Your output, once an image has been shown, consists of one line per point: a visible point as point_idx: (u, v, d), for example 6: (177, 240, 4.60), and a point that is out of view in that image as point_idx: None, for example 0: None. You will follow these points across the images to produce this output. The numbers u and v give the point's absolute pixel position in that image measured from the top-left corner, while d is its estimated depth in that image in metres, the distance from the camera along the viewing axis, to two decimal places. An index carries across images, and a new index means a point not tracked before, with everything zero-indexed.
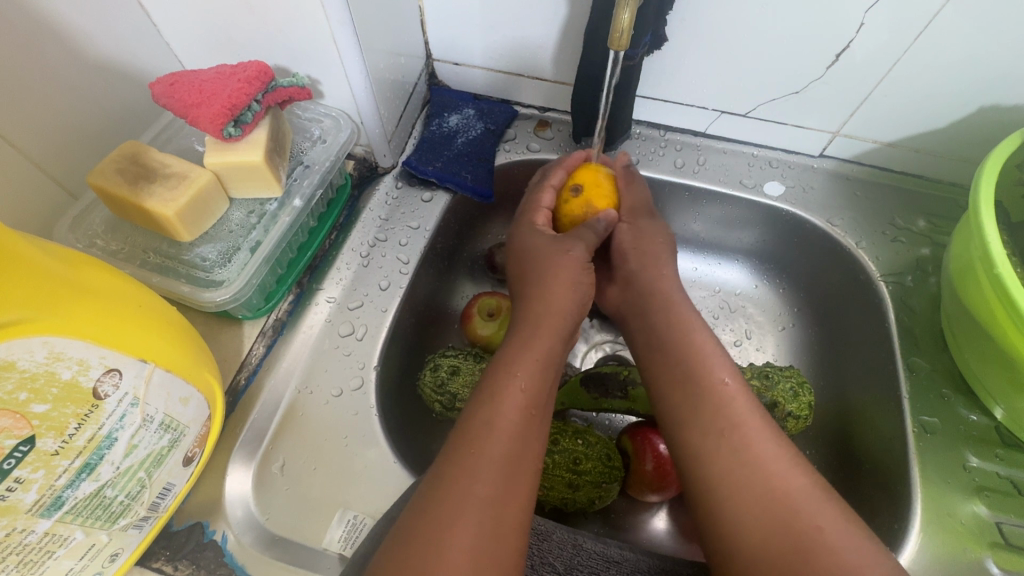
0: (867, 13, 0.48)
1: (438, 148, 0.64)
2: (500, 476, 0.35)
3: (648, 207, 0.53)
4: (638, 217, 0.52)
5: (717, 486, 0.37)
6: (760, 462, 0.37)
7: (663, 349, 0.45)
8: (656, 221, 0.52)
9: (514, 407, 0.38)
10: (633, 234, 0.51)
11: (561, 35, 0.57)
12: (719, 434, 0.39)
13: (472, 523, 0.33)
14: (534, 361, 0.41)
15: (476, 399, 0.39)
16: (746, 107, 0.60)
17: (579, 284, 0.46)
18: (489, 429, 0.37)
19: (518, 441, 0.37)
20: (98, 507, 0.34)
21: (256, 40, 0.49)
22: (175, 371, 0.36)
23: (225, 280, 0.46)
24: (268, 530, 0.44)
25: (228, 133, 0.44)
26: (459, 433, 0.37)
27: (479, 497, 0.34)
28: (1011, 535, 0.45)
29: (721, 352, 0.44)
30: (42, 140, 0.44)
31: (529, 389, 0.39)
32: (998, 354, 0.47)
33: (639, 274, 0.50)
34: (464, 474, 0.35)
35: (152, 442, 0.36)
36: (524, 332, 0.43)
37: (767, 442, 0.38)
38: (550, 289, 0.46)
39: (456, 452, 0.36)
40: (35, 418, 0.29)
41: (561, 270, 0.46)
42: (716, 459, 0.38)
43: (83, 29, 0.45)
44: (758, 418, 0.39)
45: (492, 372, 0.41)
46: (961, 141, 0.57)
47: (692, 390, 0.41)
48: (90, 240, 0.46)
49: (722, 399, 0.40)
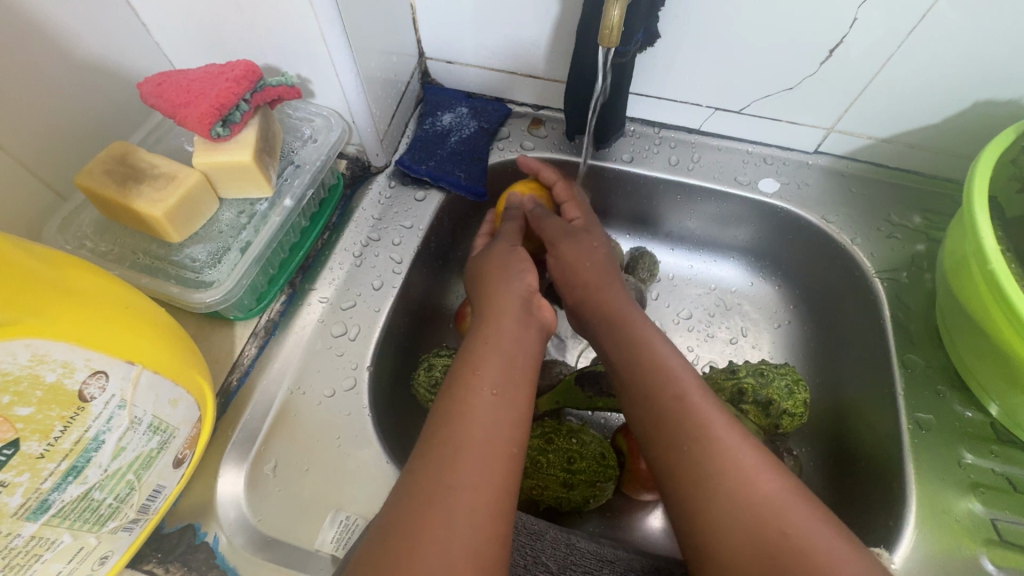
0: (861, 8, 0.48)
1: (431, 147, 0.63)
2: (469, 461, 0.35)
3: (571, 229, 0.54)
4: (560, 243, 0.54)
5: (688, 500, 0.37)
6: (728, 469, 0.36)
7: (623, 363, 0.45)
8: (581, 241, 0.53)
9: (476, 393, 0.38)
10: (565, 266, 0.53)
11: (554, 32, 0.57)
12: (684, 445, 0.38)
13: (445, 511, 0.33)
14: (494, 349, 0.42)
15: (439, 395, 0.40)
16: (740, 104, 0.60)
17: (512, 280, 0.48)
18: (452, 419, 0.37)
19: (485, 422, 0.37)
20: (86, 509, 0.34)
21: (246, 39, 0.49)
22: (163, 373, 0.36)
23: (214, 280, 0.46)
24: (260, 531, 0.44)
25: (216, 133, 0.44)
26: (426, 430, 0.37)
27: (450, 485, 0.34)
28: (1007, 532, 0.45)
29: (682, 359, 0.43)
30: (29, 142, 0.43)
31: (489, 373, 0.40)
32: (993, 351, 0.47)
33: (583, 303, 0.51)
34: (434, 468, 0.35)
35: (140, 444, 0.36)
36: (481, 328, 0.44)
37: (735, 446, 0.37)
38: (495, 292, 0.47)
39: (423, 448, 0.36)
40: (20, 421, 0.29)
41: (503, 269, 0.49)
42: (685, 472, 0.38)
43: (71, 29, 0.44)
44: (723, 424, 0.39)
45: (453, 366, 0.41)
46: (956, 136, 0.56)
47: (653, 403, 0.41)
48: (79, 242, 0.46)
49: (685, 408, 0.40)
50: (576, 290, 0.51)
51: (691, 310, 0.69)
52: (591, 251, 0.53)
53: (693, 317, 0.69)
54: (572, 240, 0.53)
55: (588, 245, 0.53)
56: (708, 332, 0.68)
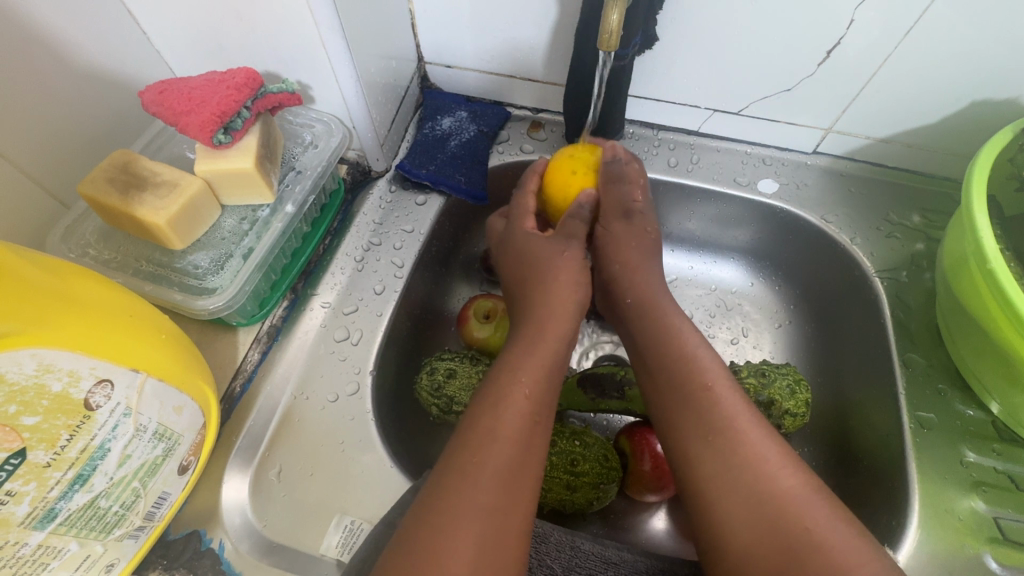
0: (857, 10, 0.48)
1: (431, 150, 0.64)
2: (502, 483, 0.35)
3: (630, 206, 0.51)
4: (610, 219, 0.51)
5: (706, 491, 0.37)
6: (750, 462, 0.37)
7: (648, 352, 0.45)
8: (634, 224, 0.51)
9: (513, 412, 0.38)
10: (610, 242, 0.51)
11: (552, 36, 0.57)
12: (709, 436, 0.39)
13: (472, 530, 0.33)
14: (539, 367, 0.41)
15: (478, 403, 0.39)
16: (738, 105, 0.60)
17: (579, 284, 0.47)
18: (492, 435, 0.37)
19: (522, 448, 0.37)
20: (92, 518, 0.34)
21: (248, 46, 0.49)
22: (168, 380, 0.36)
23: (217, 287, 0.46)
24: (265, 536, 0.44)
25: (218, 141, 0.44)
26: (460, 440, 0.37)
27: (481, 505, 0.34)
28: (1009, 530, 0.45)
29: (710, 350, 0.43)
30: (33, 152, 0.44)
31: (528, 394, 0.39)
32: (994, 350, 0.47)
33: (618, 278, 0.50)
34: (466, 480, 0.35)
35: (145, 451, 0.36)
36: (528, 336, 0.44)
37: (757, 441, 0.38)
38: (552, 290, 0.47)
39: (457, 458, 0.36)
40: (26, 430, 0.29)
41: (560, 268, 0.48)
42: (705, 461, 0.38)
43: (71, 36, 0.44)
44: (747, 418, 0.39)
45: (495, 376, 0.41)
46: (953, 135, 0.57)
47: (676, 394, 0.41)
48: (82, 250, 0.46)
49: (709, 399, 0.40)
50: (616, 267, 0.50)
51: (692, 311, 0.70)
52: (642, 235, 0.51)
53: (694, 318, 0.69)
54: (626, 219, 0.51)
55: (640, 229, 0.51)
56: (709, 333, 0.68)
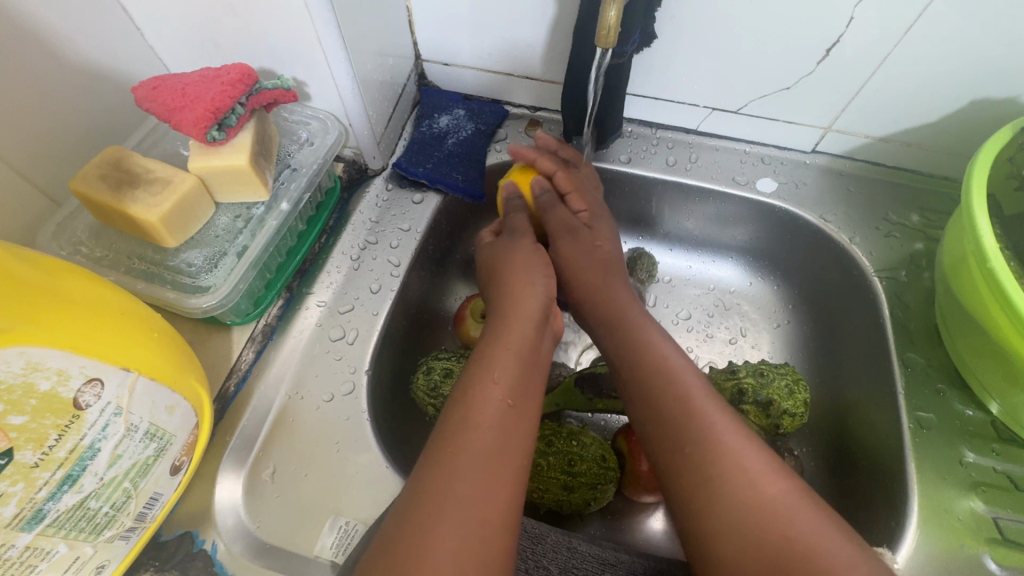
0: (857, 7, 0.48)
1: (428, 148, 0.63)
2: (480, 474, 0.35)
3: (573, 224, 0.54)
4: (559, 239, 0.54)
5: (689, 504, 0.37)
6: (732, 471, 0.36)
7: (625, 365, 0.45)
8: (581, 238, 0.53)
9: (490, 403, 0.38)
10: (561, 261, 0.53)
11: (550, 33, 0.57)
12: (689, 445, 0.38)
13: (454, 523, 0.32)
14: (512, 356, 0.41)
15: (452, 399, 0.39)
16: (737, 103, 0.60)
17: (535, 279, 0.48)
18: (467, 428, 0.36)
19: (497, 436, 0.37)
20: (81, 519, 0.33)
21: (242, 42, 0.48)
22: (159, 379, 0.36)
23: (210, 286, 0.45)
24: (259, 538, 0.44)
25: (212, 137, 0.44)
26: (435, 437, 0.37)
27: (460, 499, 0.33)
28: (1009, 531, 0.45)
29: (686, 360, 0.43)
30: (24, 148, 0.43)
31: (505, 382, 0.39)
32: (994, 350, 0.47)
33: (582, 300, 0.52)
34: (443, 475, 0.34)
35: (136, 451, 0.35)
36: (499, 329, 0.44)
37: (739, 449, 0.37)
38: (519, 288, 0.47)
39: (432, 455, 0.36)
40: (13, 430, 0.29)
41: (518, 263, 0.49)
42: (686, 473, 0.38)
43: (62, 31, 0.44)
44: (727, 425, 0.39)
45: (468, 369, 0.41)
46: (954, 134, 0.56)
47: (654, 405, 0.41)
48: (74, 248, 0.45)
49: (687, 408, 0.40)
50: (576, 287, 0.52)
51: (689, 311, 0.69)
52: (592, 250, 0.53)
53: (692, 318, 0.69)
54: (573, 237, 0.53)
55: (587, 244, 0.53)
56: (707, 333, 0.68)
